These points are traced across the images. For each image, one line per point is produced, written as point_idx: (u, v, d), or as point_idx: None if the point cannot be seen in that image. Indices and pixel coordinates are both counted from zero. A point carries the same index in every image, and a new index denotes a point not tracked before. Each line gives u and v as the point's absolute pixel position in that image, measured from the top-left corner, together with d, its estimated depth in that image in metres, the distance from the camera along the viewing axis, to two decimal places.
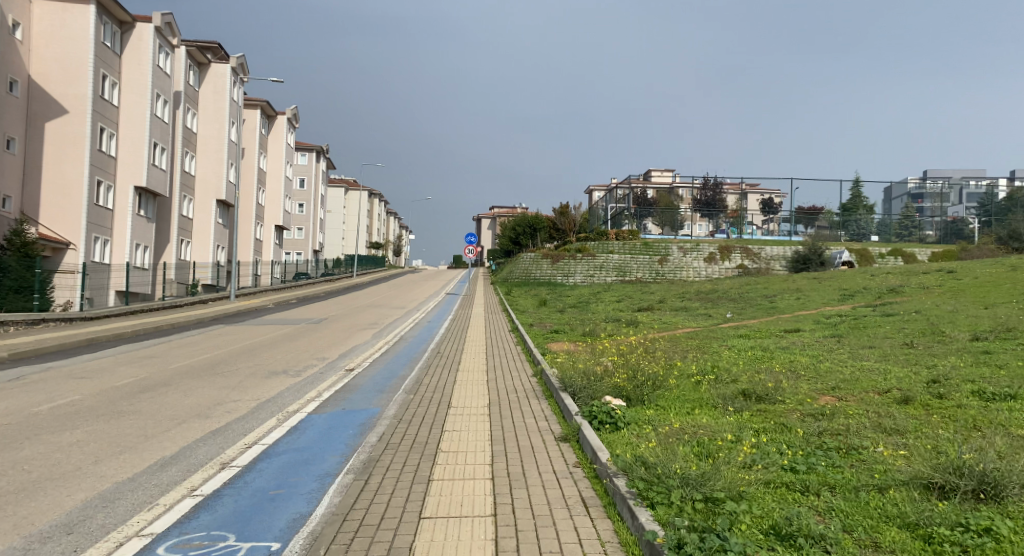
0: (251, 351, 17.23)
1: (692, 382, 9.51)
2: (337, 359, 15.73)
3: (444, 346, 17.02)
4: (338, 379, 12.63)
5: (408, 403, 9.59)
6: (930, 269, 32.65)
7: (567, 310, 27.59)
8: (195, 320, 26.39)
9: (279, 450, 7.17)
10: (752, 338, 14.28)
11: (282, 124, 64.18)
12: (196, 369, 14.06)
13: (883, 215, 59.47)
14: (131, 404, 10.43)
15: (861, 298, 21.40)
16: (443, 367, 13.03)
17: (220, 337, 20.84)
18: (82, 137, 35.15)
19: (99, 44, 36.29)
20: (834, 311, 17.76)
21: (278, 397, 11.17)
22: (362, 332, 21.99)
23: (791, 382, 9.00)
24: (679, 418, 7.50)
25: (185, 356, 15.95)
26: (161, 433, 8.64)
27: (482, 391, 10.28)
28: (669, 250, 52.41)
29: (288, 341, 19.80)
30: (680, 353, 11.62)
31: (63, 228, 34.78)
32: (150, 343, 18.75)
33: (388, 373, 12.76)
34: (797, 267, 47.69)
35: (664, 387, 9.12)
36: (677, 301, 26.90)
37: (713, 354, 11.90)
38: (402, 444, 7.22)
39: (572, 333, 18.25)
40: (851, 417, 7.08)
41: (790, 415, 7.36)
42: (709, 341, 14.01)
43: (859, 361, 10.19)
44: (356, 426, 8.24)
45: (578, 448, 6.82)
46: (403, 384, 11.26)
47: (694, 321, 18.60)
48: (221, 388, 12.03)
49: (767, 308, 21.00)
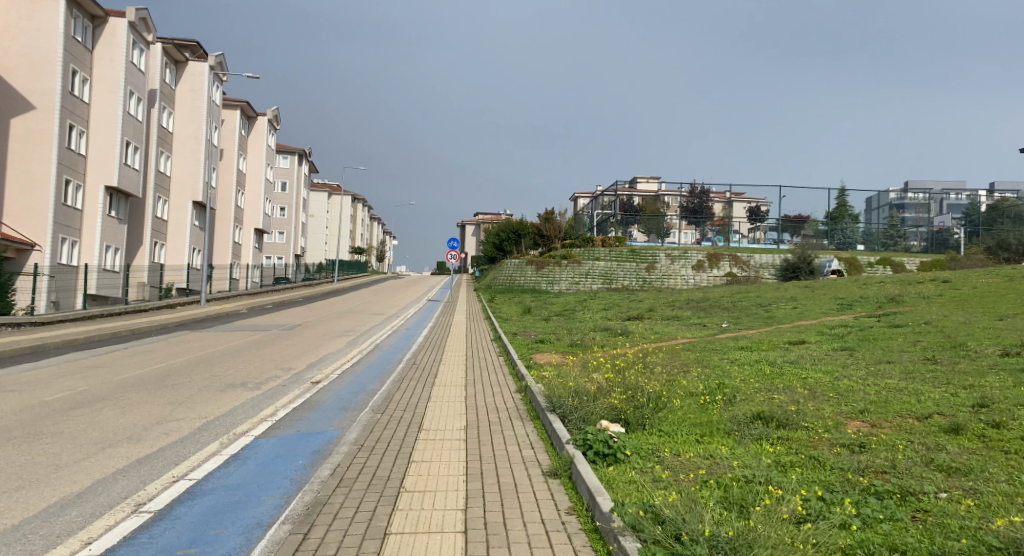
0: (210, 360, 15.82)
1: (698, 403, 8.40)
2: (303, 371, 14.33)
3: (420, 357, 15.73)
4: (298, 394, 11.28)
5: (374, 424, 8.34)
6: (924, 277, 31.91)
7: (553, 319, 26.41)
8: (158, 325, 24.80)
9: (207, 490, 5.89)
10: (755, 350, 13.20)
11: (263, 124, 63.10)
12: (143, 382, 12.60)
13: (868, 223, 59.43)
14: (54, 424, 8.98)
15: (861, 308, 20.45)
16: (417, 381, 11.79)
17: (181, 344, 19.40)
18: (50, 133, 33.44)
19: (70, 38, 34.71)
20: (837, 322, 16.78)
21: (227, 416, 9.82)
22: (335, 340, 20.73)
23: (812, 403, 7.92)
24: (690, 453, 6.35)
25: (136, 366, 14.49)
26: (75, 462, 7.24)
27: (458, 410, 9.08)
28: (656, 257, 51.42)
29: (254, 349, 18.43)
30: (680, 368, 10.45)
31: (27, 228, 32.92)
32: (102, 351, 17.21)
33: (356, 387, 11.49)
34: (786, 276, 46.99)
35: (668, 408, 7.99)
36: (668, 310, 25.77)
37: (716, 369, 10.76)
38: (358, 481, 5.98)
39: (557, 344, 16.99)
40: (896, 448, 5.96)
41: (823, 447, 6.24)
42: (709, 354, 12.91)
43: (883, 379, 9.10)
44: (308, 455, 6.99)
45: (572, 489, 5.65)
46: (371, 401, 9.99)
47: (688, 332, 17.50)
48: (166, 404, 10.61)
49: (763, 317, 19.94)
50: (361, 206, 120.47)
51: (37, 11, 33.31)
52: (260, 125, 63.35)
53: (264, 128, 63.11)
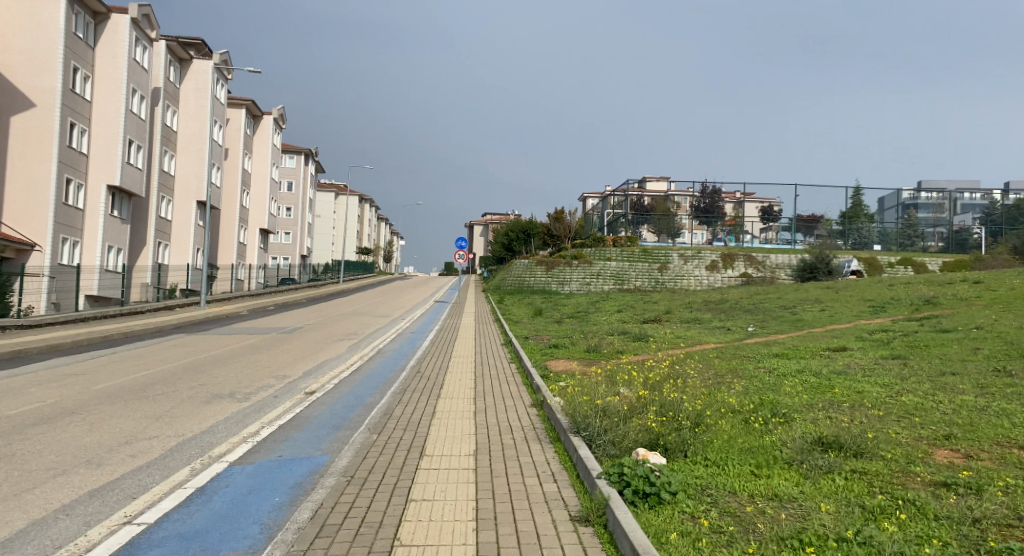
0: (201, 367, 14.75)
1: (745, 424, 7.21)
2: (298, 379, 13.25)
3: (425, 364, 14.57)
4: (288, 407, 10.21)
5: (367, 448, 7.23)
6: (953, 277, 30.67)
7: (565, 321, 25.27)
8: (154, 328, 23.74)
9: (157, 542, 4.75)
10: (793, 358, 12.03)
11: (269, 124, 61.76)
12: (121, 393, 11.46)
13: (884, 222, 57.92)
14: (5, 445, 7.84)
15: (895, 310, 19.16)
16: (421, 393, 10.62)
17: (173, 348, 18.33)
18: (50, 132, 32.54)
19: (70, 34, 33.75)
20: (876, 326, 15.52)
21: (206, 433, 8.72)
22: (336, 344, 19.57)
23: (882, 423, 6.74)
24: (751, 497, 5.19)
25: (121, 374, 13.43)
26: (15, 495, 6.10)
27: (466, 430, 7.95)
28: (669, 257, 50.23)
29: (249, 354, 17.30)
30: (716, 380, 9.29)
31: (28, 228, 32.03)
32: (88, 357, 16.12)
33: (352, 400, 10.32)
34: (804, 276, 45.56)
35: (713, 431, 6.82)
36: (686, 312, 24.52)
37: (755, 381, 9.59)
38: (343, 531, 4.82)
39: (573, 349, 15.79)
40: (1010, 489, 4.81)
41: (917, 486, 5.08)
42: (743, 362, 11.76)
43: (956, 395, 7.87)
44: (288, 489, 5.88)
45: (610, 543, 4.50)
46: (368, 417, 8.88)
47: (714, 337, 16.23)
48: (140, 420, 9.48)
49: (791, 321, 18.66)
50: (369, 207, 119.52)
51: (36, 6, 32.39)
52: (266, 124, 61.97)
53: (269, 127, 61.84)
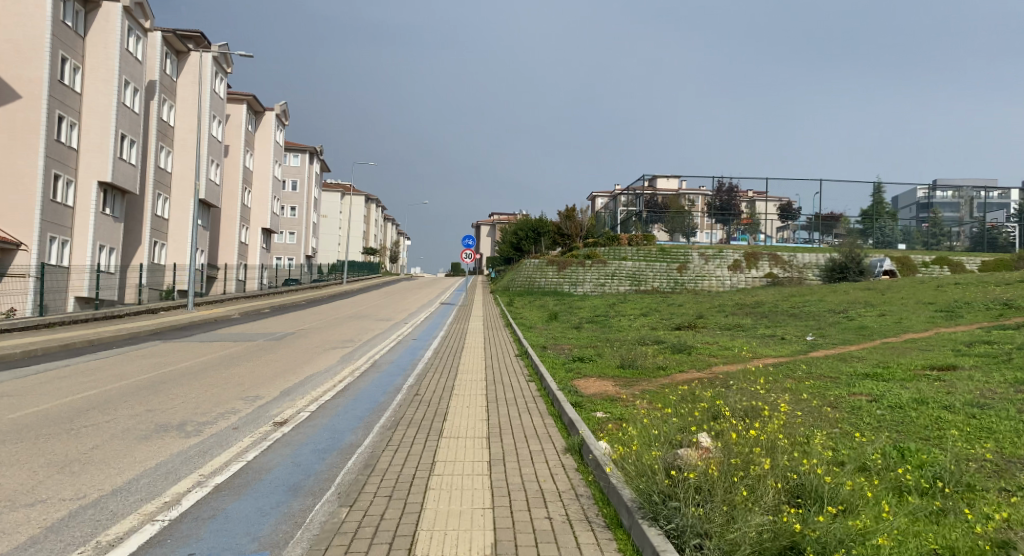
0: (159, 386, 12.20)
1: (910, 506, 4.66)
2: (269, 403, 10.73)
3: (425, 383, 12.06)
4: (249, 447, 7.77)
5: (326, 538, 4.72)
6: (1008, 277, 27.89)
7: (584, 327, 22.80)
8: (129, 333, 21.32)
9: None
10: (893, 380, 9.48)
11: (270, 120, 59.29)
12: (37, 426, 8.94)
13: (905, 221, 55.07)
14: None
15: (975, 315, 16.51)
16: (419, 430, 8.12)
17: (141, 360, 15.84)
18: (37, 124, 30.18)
19: (58, 22, 31.35)
20: (968, 335, 12.93)
21: (115, 496, 6.20)
22: (328, 354, 17.10)
23: None
24: None
25: (57, 396, 10.97)
26: None
27: (479, 501, 5.43)
28: (689, 257, 47.58)
29: (225, 367, 14.86)
30: (824, 424, 6.69)
31: (11, 228, 29.63)
32: (32, 372, 13.59)
33: (328, 440, 7.83)
34: (833, 277, 43.08)
35: (877, 522, 4.27)
36: (721, 317, 21.95)
37: (874, 423, 6.98)
38: None
39: (601, 362, 13.27)
40: None
41: None
42: (829, 387, 9.17)
43: None
44: None
45: None
46: (342, 473, 6.38)
47: (771, 348, 13.71)
48: (38, 472, 6.96)
49: (856, 328, 15.99)
50: (376, 206, 117.35)
51: None
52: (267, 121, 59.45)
53: (270, 123, 59.35)
